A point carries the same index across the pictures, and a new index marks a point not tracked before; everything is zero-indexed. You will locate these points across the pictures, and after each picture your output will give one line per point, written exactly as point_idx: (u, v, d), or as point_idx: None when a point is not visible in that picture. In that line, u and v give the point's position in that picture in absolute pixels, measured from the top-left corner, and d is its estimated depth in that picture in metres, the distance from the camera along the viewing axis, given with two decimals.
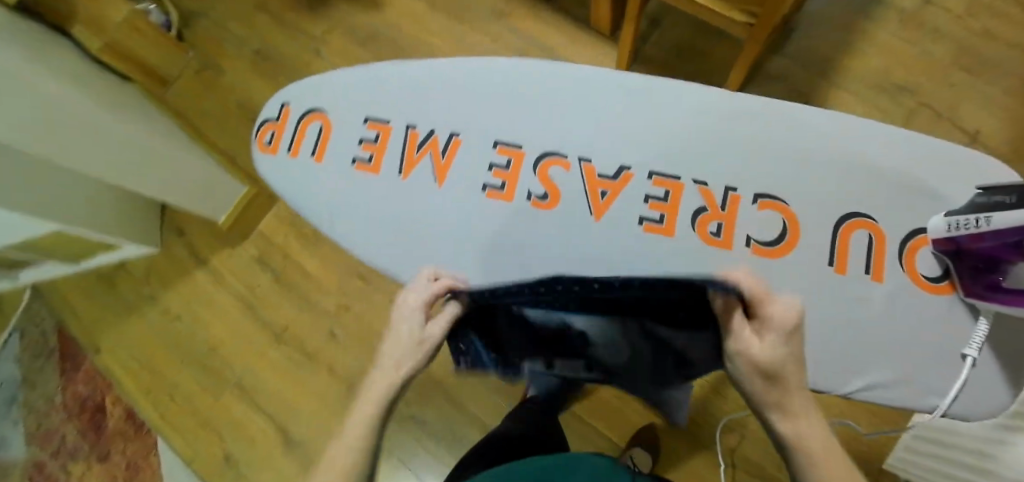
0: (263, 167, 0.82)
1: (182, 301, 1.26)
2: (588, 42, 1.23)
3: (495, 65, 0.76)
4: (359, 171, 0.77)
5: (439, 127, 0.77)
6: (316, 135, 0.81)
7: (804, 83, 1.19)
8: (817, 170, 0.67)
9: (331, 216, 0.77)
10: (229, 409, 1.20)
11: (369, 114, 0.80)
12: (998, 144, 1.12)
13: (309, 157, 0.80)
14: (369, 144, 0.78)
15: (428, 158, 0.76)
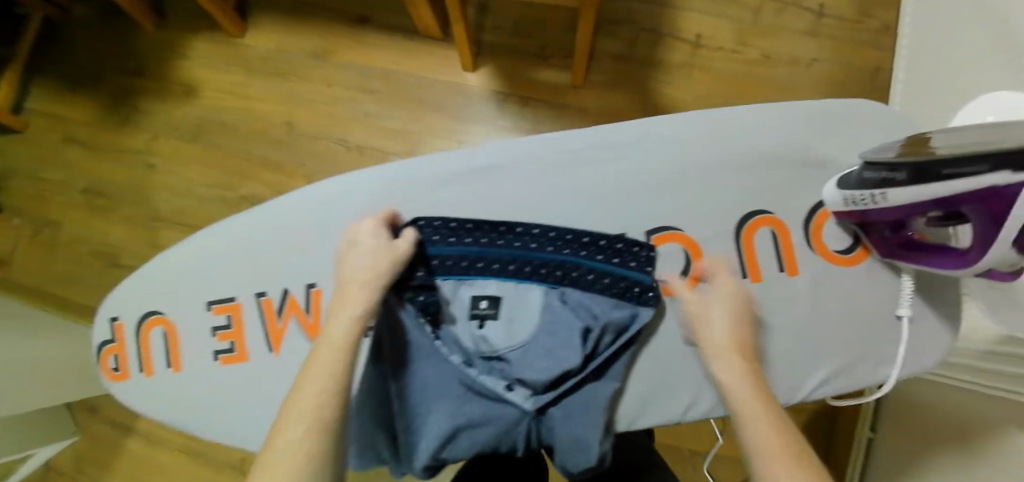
0: (122, 396, 0.72)
1: (128, 478, 1.15)
2: (422, 52, 1.19)
3: (327, 196, 0.68)
4: (227, 364, 0.68)
5: (292, 283, 0.67)
6: (164, 343, 0.71)
7: (646, 17, 1.17)
8: (687, 186, 0.66)
9: (214, 421, 0.68)
10: None
11: (210, 299, 0.70)
12: (842, 8, 1.14)
13: (166, 368, 0.71)
14: (224, 332, 0.69)
15: (293, 323, 0.67)
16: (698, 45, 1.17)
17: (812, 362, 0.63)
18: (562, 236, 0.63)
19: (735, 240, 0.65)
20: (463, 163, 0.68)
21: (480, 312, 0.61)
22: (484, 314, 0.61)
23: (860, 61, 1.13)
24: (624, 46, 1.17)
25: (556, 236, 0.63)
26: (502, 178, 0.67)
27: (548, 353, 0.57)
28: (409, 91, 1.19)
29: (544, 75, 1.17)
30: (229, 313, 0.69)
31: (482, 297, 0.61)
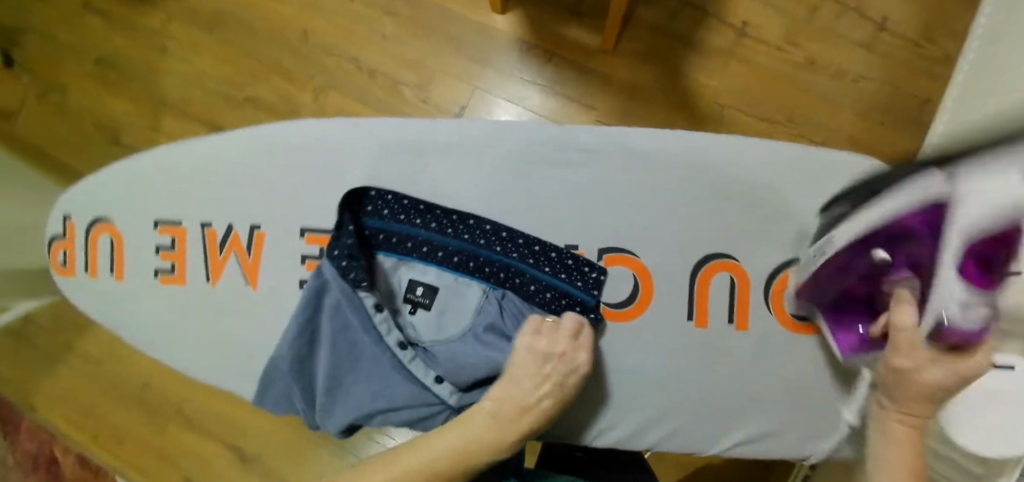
0: (68, 291, 0.74)
1: (102, 343, 1.23)
2: None
3: (284, 140, 0.67)
4: (167, 284, 0.70)
5: (238, 220, 0.67)
6: (110, 249, 0.72)
7: None
8: (644, 205, 0.65)
9: (149, 335, 0.70)
10: (179, 439, 1.21)
11: (157, 218, 0.70)
12: (908, 29, 1.04)
13: (108, 275, 0.72)
14: (167, 252, 0.70)
15: (234, 259, 0.68)
16: (743, 34, 1.08)
17: (735, 422, 0.65)
18: (512, 238, 0.64)
19: (689, 281, 0.65)
20: (422, 136, 0.66)
21: (416, 299, 0.64)
22: (418, 302, 0.64)
23: (907, 89, 1.05)
24: (663, 17, 1.09)
25: (507, 236, 0.64)
26: (460, 160, 0.66)
27: (473, 357, 0.59)
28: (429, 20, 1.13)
29: (574, 34, 1.10)
30: (174, 236, 0.69)
31: (421, 285, 0.64)
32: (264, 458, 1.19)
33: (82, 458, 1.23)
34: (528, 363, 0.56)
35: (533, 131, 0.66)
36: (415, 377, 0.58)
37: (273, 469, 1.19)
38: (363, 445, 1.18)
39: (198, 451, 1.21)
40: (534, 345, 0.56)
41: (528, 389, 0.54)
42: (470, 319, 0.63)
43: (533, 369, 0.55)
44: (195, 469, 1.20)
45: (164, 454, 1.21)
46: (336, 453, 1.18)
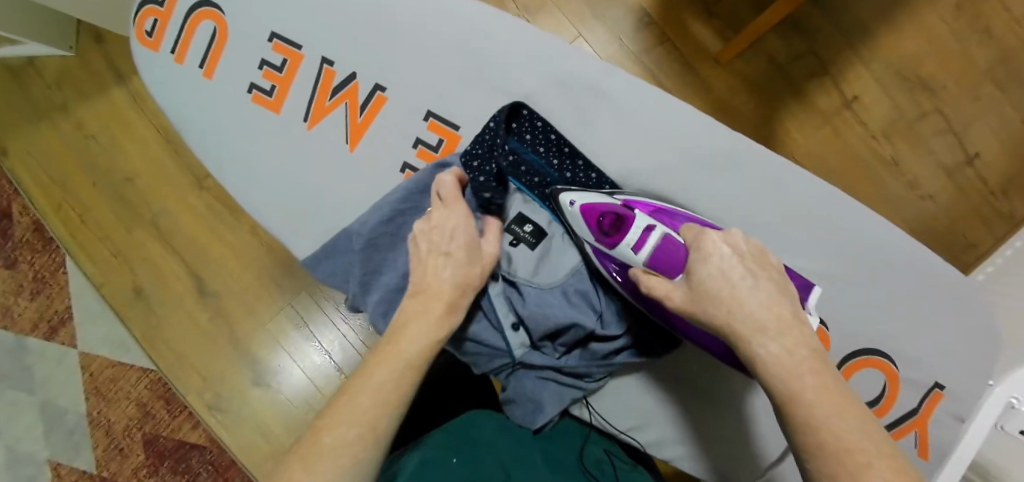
0: (141, 60, 0.72)
1: (98, 119, 1.16)
2: None
3: (460, 17, 0.67)
4: (258, 103, 0.70)
5: (363, 74, 0.68)
6: (207, 41, 0.71)
7: (825, 49, 1.05)
8: (759, 225, 0.65)
9: (223, 148, 0.71)
10: (143, 246, 1.16)
11: (275, 32, 0.69)
12: (992, 173, 1.05)
13: (196, 68, 0.71)
14: (272, 73, 0.70)
15: (343, 108, 0.69)
16: (847, 107, 1.06)
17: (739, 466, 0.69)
18: None
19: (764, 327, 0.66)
20: (596, 76, 0.66)
21: (522, 235, 0.65)
22: (524, 238, 0.65)
23: (962, 228, 1.06)
24: (786, 54, 1.06)
25: None
26: (618, 117, 0.66)
27: (560, 312, 0.62)
28: None
29: (697, 30, 1.06)
30: (286, 57, 0.69)
31: (530, 222, 0.65)
32: (221, 299, 1.15)
33: (41, 224, 1.19)
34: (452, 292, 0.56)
35: (704, 119, 0.65)
36: (496, 313, 0.62)
37: (225, 313, 1.15)
38: (322, 325, 1.13)
39: (158, 264, 1.16)
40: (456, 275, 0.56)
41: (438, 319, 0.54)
42: (563, 276, 0.64)
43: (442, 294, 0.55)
44: (148, 281, 1.16)
45: (122, 254, 1.17)
46: (286, 316, 1.14)
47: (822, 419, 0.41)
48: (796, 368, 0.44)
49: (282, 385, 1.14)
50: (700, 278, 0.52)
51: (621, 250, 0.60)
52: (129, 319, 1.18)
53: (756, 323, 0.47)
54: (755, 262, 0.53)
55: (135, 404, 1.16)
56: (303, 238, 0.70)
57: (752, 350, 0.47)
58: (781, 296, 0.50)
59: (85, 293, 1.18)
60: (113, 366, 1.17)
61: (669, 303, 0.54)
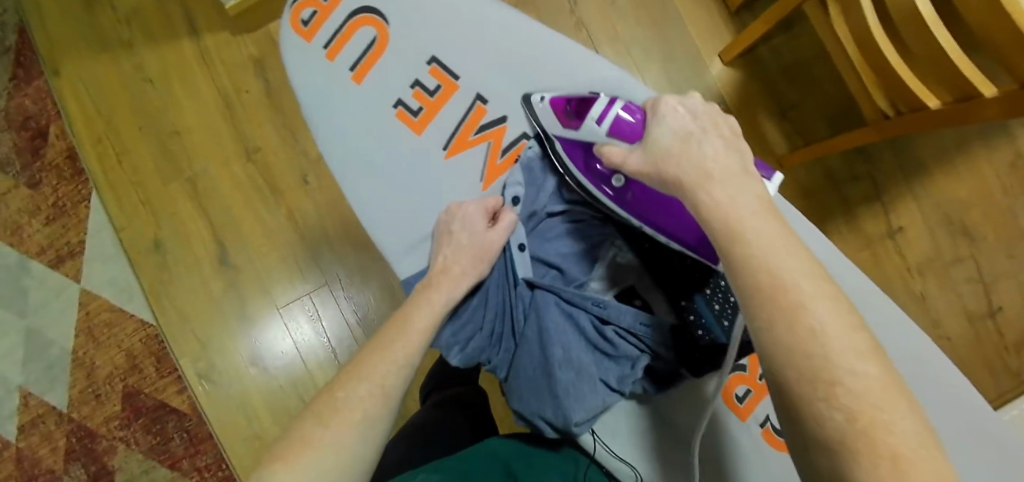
0: (293, 43, 0.75)
1: (159, 64, 1.14)
2: (704, 10, 1.09)
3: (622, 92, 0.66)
4: (400, 119, 0.71)
5: (513, 120, 0.68)
6: (364, 44, 0.72)
7: (881, 174, 1.10)
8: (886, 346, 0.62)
9: (343, 147, 0.73)
10: (174, 201, 1.14)
11: (435, 56, 0.71)
12: (1010, 330, 1.08)
13: (347, 70, 0.73)
14: (422, 95, 0.71)
15: (484, 147, 0.69)
16: (891, 237, 1.10)
17: None
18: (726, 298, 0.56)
19: None
20: None
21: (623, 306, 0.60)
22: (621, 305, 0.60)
23: (972, 378, 1.09)
24: (843, 173, 1.11)
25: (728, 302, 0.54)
26: None
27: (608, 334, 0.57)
28: (665, 20, 1.10)
29: (767, 128, 1.07)
30: (442, 84, 0.71)
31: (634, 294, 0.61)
32: (240, 272, 1.13)
33: (73, 152, 1.16)
34: (447, 274, 0.57)
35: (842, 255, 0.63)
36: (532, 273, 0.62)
37: (240, 286, 1.14)
38: (331, 313, 1.12)
39: (184, 222, 1.14)
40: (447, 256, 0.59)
41: (422, 303, 0.54)
42: None
43: (432, 276, 0.58)
44: (169, 236, 1.14)
45: (150, 202, 1.15)
46: (300, 302, 1.13)
47: (752, 236, 0.34)
48: (759, 211, 0.36)
49: (279, 369, 1.13)
50: (653, 137, 0.45)
51: (586, 126, 0.55)
52: (141, 269, 1.15)
53: (702, 169, 0.39)
54: (711, 122, 0.44)
55: (125, 354, 1.15)
56: (408, 258, 0.70)
57: (694, 197, 0.38)
58: (727, 148, 0.42)
59: (102, 233, 1.16)
60: (111, 312, 1.15)
61: (624, 170, 0.47)
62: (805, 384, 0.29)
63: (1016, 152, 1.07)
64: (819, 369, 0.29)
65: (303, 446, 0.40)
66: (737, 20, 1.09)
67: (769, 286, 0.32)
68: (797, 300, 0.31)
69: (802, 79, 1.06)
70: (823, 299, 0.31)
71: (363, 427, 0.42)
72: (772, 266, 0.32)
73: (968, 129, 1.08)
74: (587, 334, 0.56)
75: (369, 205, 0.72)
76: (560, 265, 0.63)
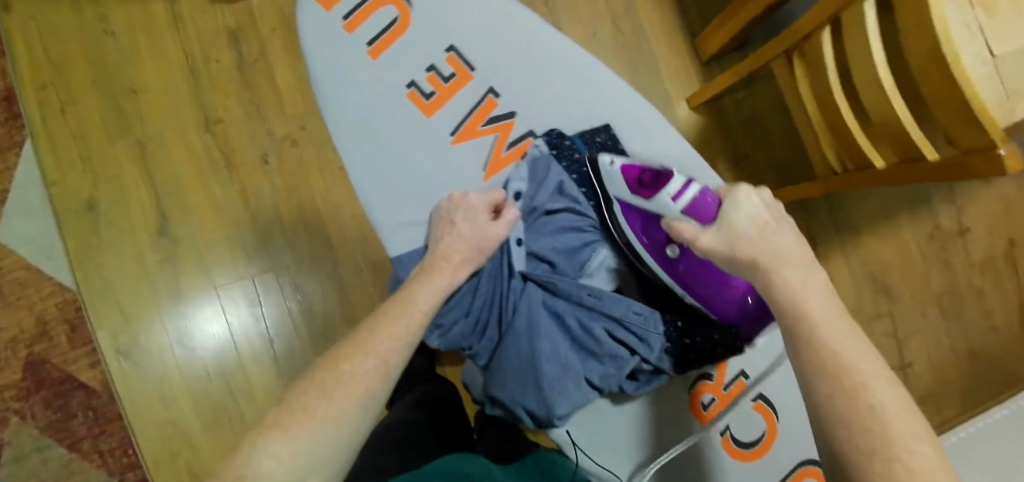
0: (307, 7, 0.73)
1: (127, 19, 1.09)
2: (678, 53, 1.16)
3: (616, 99, 0.74)
4: (412, 100, 0.72)
5: (521, 118, 0.73)
6: (383, 21, 0.73)
7: (817, 228, 1.19)
8: None
9: (348, 119, 0.72)
10: (118, 162, 1.08)
11: (454, 45, 0.73)
12: (916, 383, 1.18)
13: (363, 44, 0.72)
14: (437, 80, 0.73)
15: (491, 139, 0.72)
16: None
17: None
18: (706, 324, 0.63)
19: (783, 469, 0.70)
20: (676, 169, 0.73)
21: None
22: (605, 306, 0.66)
23: None
24: None
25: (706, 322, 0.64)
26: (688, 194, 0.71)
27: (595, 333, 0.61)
28: (641, 58, 1.15)
29: (723, 172, 1.14)
30: (457, 73, 0.73)
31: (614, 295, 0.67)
32: (182, 245, 1.08)
33: (12, 94, 1.08)
34: (449, 262, 0.56)
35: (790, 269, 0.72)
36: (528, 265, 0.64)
37: (179, 260, 1.08)
38: (272, 298, 1.08)
39: (127, 186, 1.08)
40: (445, 246, 0.58)
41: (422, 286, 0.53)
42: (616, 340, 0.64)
43: (432, 263, 0.56)
44: (108, 198, 1.07)
45: (91, 160, 1.08)
46: (241, 284, 1.08)
47: (818, 322, 0.40)
48: (822, 298, 0.42)
49: (208, 354, 1.07)
50: (730, 220, 0.50)
51: (660, 200, 0.61)
52: (70, 231, 1.07)
53: (791, 263, 0.45)
54: (776, 212, 0.51)
55: (35, 318, 1.06)
56: (400, 236, 0.69)
57: (766, 276, 0.44)
58: (793, 237, 0.48)
59: (31, 186, 1.07)
60: (27, 271, 1.06)
61: (694, 245, 0.51)
62: (865, 457, 0.32)
63: (935, 224, 1.19)
64: (880, 446, 0.32)
65: (304, 417, 0.40)
66: (707, 68, 1.15)
67: (833, 367, 0.36)
68: (842, 357, 0.37)
69: (759, 133, 1.13)
70: (888, 395, 0.35)
71: (364, 402, 0.42)
72: (836, 351, 0.37)
73: (897, 198, 1.19)
74: (573, 332, 0.60)
75: (364, 177, 0.71)
76: (552, 260, 0.66)
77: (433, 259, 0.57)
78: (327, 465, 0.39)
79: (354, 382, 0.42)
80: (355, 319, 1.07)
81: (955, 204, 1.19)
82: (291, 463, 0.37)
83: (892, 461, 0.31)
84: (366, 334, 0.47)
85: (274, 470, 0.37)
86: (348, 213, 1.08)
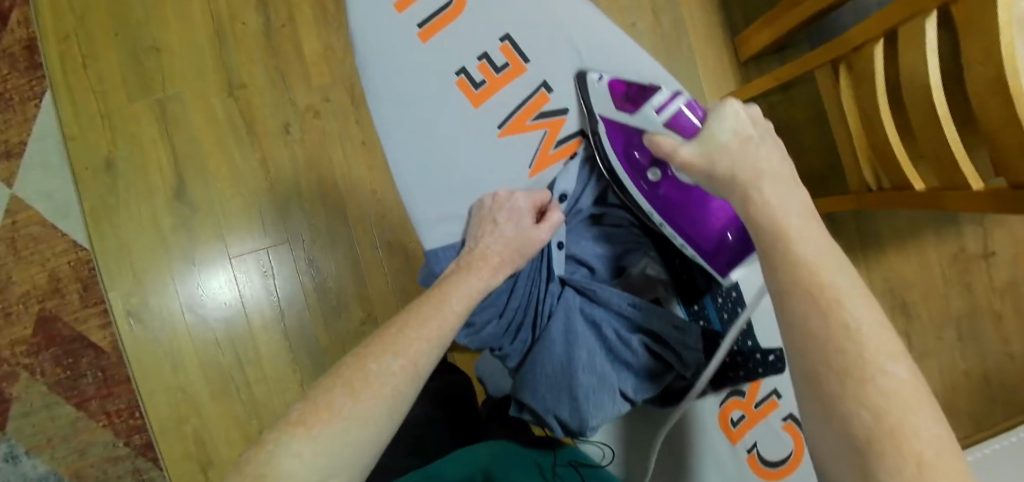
0: None
1: None
2: (717, 50, 1.12)
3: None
4: (460, 87, 0.69)
5: (572, 116, 0.69)
6: (438, 2, 0.69)
7: (841, 240, 1.17)
8: None
9: (391, 100, 0.68)
10: (138, 121, 1.06)
11: (510, 34, 0.69)
12: None
13: (414, 25, 0.69)
14: (489, 69, 0.69)
15: (538, 136, 0.69)
16: None
17: None
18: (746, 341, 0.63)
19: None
20: None
21: None
22: None
23: None
24: None
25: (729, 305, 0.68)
26: None
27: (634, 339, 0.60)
28: (677, 52, 1.12)
29: None
30: (511, 64, 0.69)
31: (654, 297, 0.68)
32: (198, 211, 1.06)
33: (33, 43, 1.05)
34: (486, 263, 0.55)
35: None
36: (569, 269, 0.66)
37: (194, 226, 1.06)
38: (287, 278, 1.06)
39: (145, 147, 1.06)
40: (484, 244, 0.58)
41: (462, 280, 0.52)
42: None
43: (471, 260, 0.56)
44: (125, 157, 1.06)
45: (110, 117, 1.06)
46: (255, 255, 1.06)
47: (796, 236, 0.39)
48: (801, 212, 0.42)
49: (219, 324, 1.06)
50: (711, 133, 0.50)
51: (643, 114, 0.63)
52: (86, 188, 1.06)
53: (768, 170, 0.45)
54: (760, 126, 0.50)
55: (47, 274, 1.05)
56: (437, 229, 0.68)
57: (747, 191, 0.44)
58: (777, 151, 0.47)
59: (48, 139, 1.06)
60: (42, 226, 1.05)
61: (673, 157, 0.52)
62: (837, 380, 0.33)
63: (960, 245, 1.17)
64: (852, 365, 0.33)
65: (329, 414, 0.38)
66: (746, 68, 1.12)
67: (808, 282, 0.36)
68: (812, 268, 0.37)
69: (791, 138, 1.10)
70: (864, 312, 0.35)
71: (391, 402, 0.41)
72: (811, 266, 0.37)
73: (925, 216, 1.16)
74: (609, 339, 0.59)
75: (405, 163, 0.68)
76: (592, 265, 0.69)
77: (471, 258, 0.56)
78: (350, 466, 0.38)
79: (384, 382, 0.41)
80: (367, 300, 1.06)
81: (984, 226, 1.16)
82: (313, 462, 0.36)
83: (865, 383, 0.32)
84: (395, 332, 0.46)
85: (297, 469, 0.35)
86: (368, 190, 1.06)
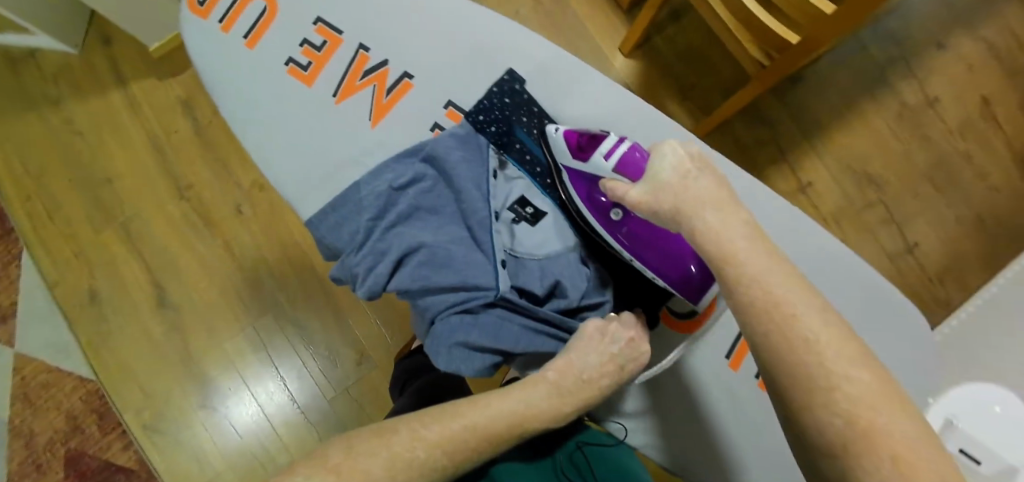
0: (184, 23, 0.77)
1: (88, 117, 1.17)
2: (600, 9, 1.19)
3: (494, 30, 0.74)
4: (292, 75, 0.75)
5: (393, 62, 0.74)
6: (255, 15, 0.76)
7: (783, 137, 1.19)
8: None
9: (241, 110, 0.75)
10: (108, 247, 1.13)
11: (320, 16, 0.75)
12: (929, 262, 1.15)
13: (241, 37, 0.76)
14: (311, 51, 0.75)
15: (370, 91, 0.74)
16: (802, 191, 1.18)
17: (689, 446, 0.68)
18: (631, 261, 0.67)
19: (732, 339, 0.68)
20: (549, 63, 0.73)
21: (522, 214, 0.69)
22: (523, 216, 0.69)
23: None
24: (748, 143, 1.20)
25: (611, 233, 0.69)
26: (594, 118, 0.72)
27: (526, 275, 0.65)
28: (565, 21, 1.19)
29: (673, 109, 1.15)
30: (327, 40, 0.75)
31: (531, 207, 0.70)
32: (182, 310, 1.12)
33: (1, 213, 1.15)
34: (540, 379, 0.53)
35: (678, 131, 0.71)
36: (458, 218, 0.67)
37: (182, 325, 1.12)
38: (282, 351, 1.10)
39: (120, 268, 1.13)
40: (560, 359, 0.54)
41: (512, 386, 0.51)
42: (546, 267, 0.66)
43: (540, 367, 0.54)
44: (105, 283, 1.13)
45: (83, 253, 1.14)
46: (244, 336, 1.11)
47: (744, 258, 0.40)
48: (737, 234, 0.42)
49: (230, 411, 1.09)
50: (655, 171, 0.49)
51: (594, 161, 0.60)
52: (79, 324, 1.12)
53: (702, 200, 0.45)
54: (699, 161, 0.48)
55: (64, 416, 1.09)
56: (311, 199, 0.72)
57: (690, 223, 0.44)
58: (716, 184, 0.46)
59: (34, 291, 1.13)
60: (49, 372, 1.11)
61: (624, 201, 0.52)
62: (806, 391, 0.34)
63: (900, 103, 1.18)
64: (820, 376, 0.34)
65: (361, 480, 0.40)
66: (632, 15, 1.19)
67: (763, 301, 0.38)
68: (775, 297, 0.38)
69: (696, 61, 1.15)
70: (821, 325, 0.37)
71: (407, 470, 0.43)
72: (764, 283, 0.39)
73: (854, 89, 1.19)
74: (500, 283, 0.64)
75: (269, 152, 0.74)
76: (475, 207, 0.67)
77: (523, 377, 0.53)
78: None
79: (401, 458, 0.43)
80: (358, 340, 1.09)
81: (915, 78, 1.18)
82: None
83: (833, 390, 0.34)
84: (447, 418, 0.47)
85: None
86: None
